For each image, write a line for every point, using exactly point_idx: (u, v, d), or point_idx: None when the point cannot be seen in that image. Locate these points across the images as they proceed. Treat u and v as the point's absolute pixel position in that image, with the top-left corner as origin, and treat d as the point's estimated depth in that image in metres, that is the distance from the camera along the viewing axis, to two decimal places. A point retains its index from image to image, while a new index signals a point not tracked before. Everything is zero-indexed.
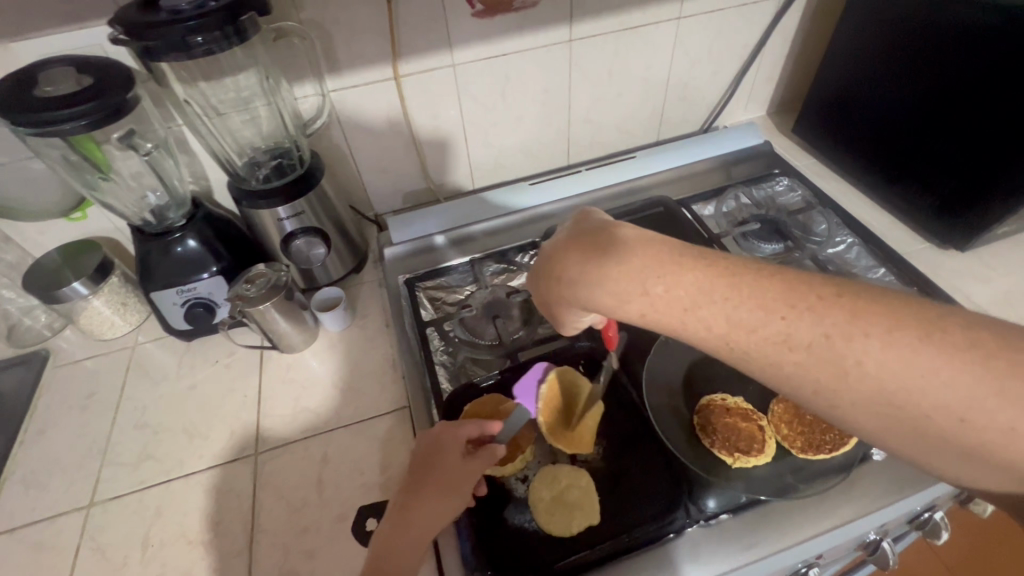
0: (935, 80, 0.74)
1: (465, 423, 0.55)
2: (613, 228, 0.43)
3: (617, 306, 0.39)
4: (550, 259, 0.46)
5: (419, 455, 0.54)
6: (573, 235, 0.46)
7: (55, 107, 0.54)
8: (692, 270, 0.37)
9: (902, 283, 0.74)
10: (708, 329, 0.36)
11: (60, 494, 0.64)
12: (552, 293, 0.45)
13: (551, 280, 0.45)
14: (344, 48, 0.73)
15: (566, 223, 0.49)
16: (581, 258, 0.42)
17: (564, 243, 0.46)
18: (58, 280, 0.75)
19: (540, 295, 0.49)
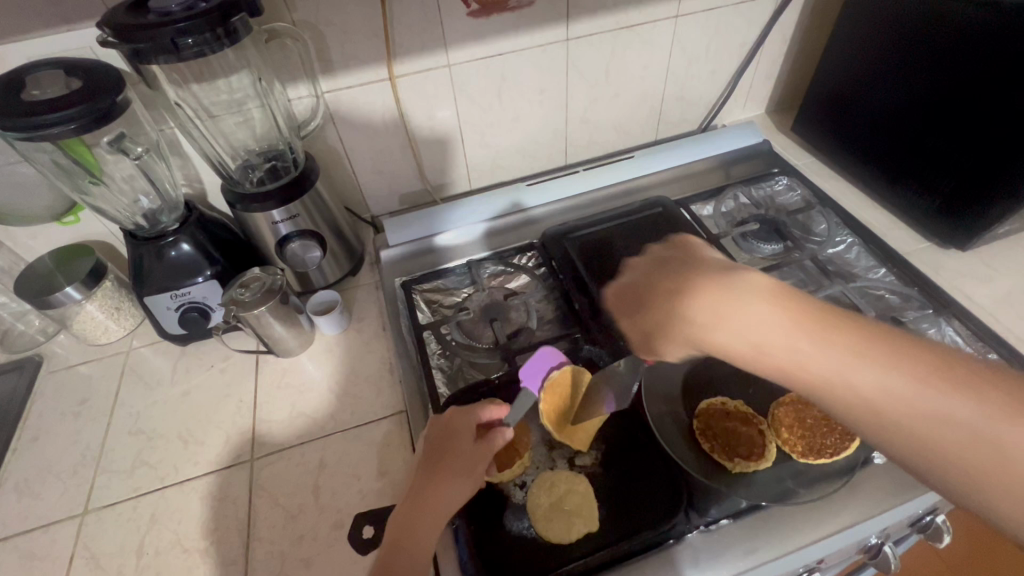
0: (935, 79, 0.73)
1: (476, 406, 0.55)
2: (737, 270, 0.42)
3: (754, 354, 0.39)
4: (660, 287, 0.46)
5: (432, 438, 0.53)
6: (689, 266, 0.46)
7: (43, 111, 0.53)
8: (843, 332, 0.37)
9: (903, 283, 0.73)
10: (856, 394, 0.35)
11: (54, 502, 0.64)
12: (656, 323, 0.45)
13: (659, 310, 0.44)
14: (338, 49, 0.72)
15: (675, 260, 0.47)
16: (710, 293, 0.41)
17: (680, 273, 0.45)
18: (51, 285, 0.75)
19: (630, 321, 0.49)
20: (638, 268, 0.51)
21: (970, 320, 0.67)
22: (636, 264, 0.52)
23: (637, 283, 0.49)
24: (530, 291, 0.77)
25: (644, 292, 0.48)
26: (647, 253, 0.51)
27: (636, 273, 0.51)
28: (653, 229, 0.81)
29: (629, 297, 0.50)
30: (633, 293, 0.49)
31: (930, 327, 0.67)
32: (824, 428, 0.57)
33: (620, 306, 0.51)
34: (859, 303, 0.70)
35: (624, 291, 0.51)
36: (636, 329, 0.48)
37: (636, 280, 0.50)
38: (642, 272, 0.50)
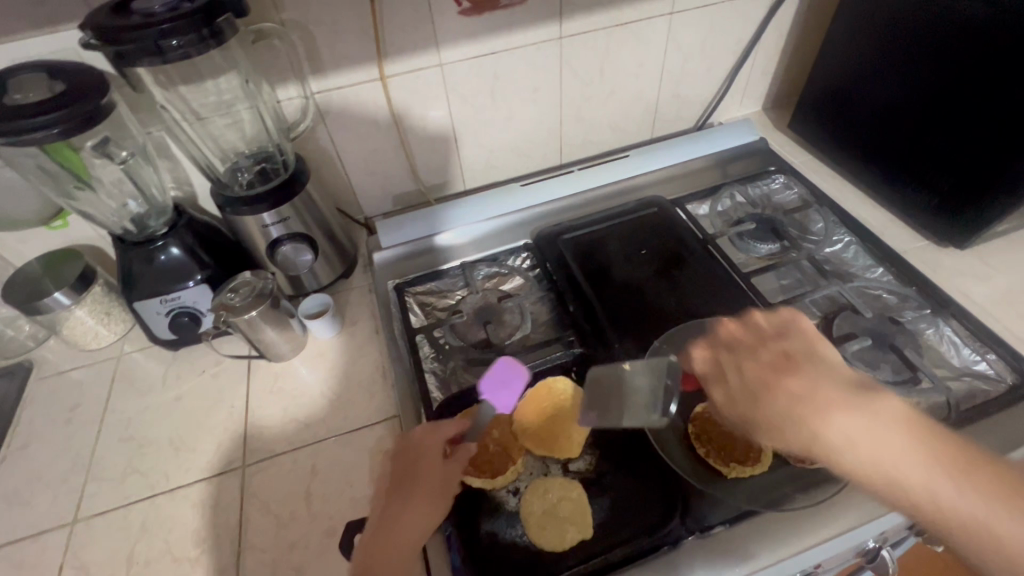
0: (933, 75, 0.72)
1: (440, 424, 0.54)
2: (874, 392, 0.41)
3: (889, 482, 0.39)
4: (783, 385, 0.43)
5: (399, 461, 0.53)
6: (810, 364, 0.44)
7: (25, 115, 0.52)
8: (979, 470, 0.38)
9: (901, 283, 0.72)
10: (991, 534, 0.36)
11: (44, 510, 0.63)
12: (769, 420, 0.43)
13: (781, 411, 0.43)
14: (328, 49, 0.71)
15: (795, 359, 0.45)
16: (846, 412, 0.40)
17: (804, 372, 0.43)
18: (40, 290, 0.74)
19: (728, 402, 0.46)
20: (742, 344, 0.47)
21: (969, 319, 0.66)
22: (735, 336, 0.48)
23: (746, 366, 0.46)
24: (524, 293, 0.76)
25: (755, 378, 0.45)
26: (751, 327, 0.48)
27: (739, 350, 0.47)
28: (648, 230, 0.81)
29: (733, 376, 0.46)
30: (743, 375, 0.45)
31: (927, 327, 0.67)
32: None
33: (715, 379, 0.48)
34: (856, 303, 0.69)
35: (723, 364, 0.47)
36: (735, 414, 0.46)
37: (745, 360, 0.46)
38: (750, 352, 0.46)
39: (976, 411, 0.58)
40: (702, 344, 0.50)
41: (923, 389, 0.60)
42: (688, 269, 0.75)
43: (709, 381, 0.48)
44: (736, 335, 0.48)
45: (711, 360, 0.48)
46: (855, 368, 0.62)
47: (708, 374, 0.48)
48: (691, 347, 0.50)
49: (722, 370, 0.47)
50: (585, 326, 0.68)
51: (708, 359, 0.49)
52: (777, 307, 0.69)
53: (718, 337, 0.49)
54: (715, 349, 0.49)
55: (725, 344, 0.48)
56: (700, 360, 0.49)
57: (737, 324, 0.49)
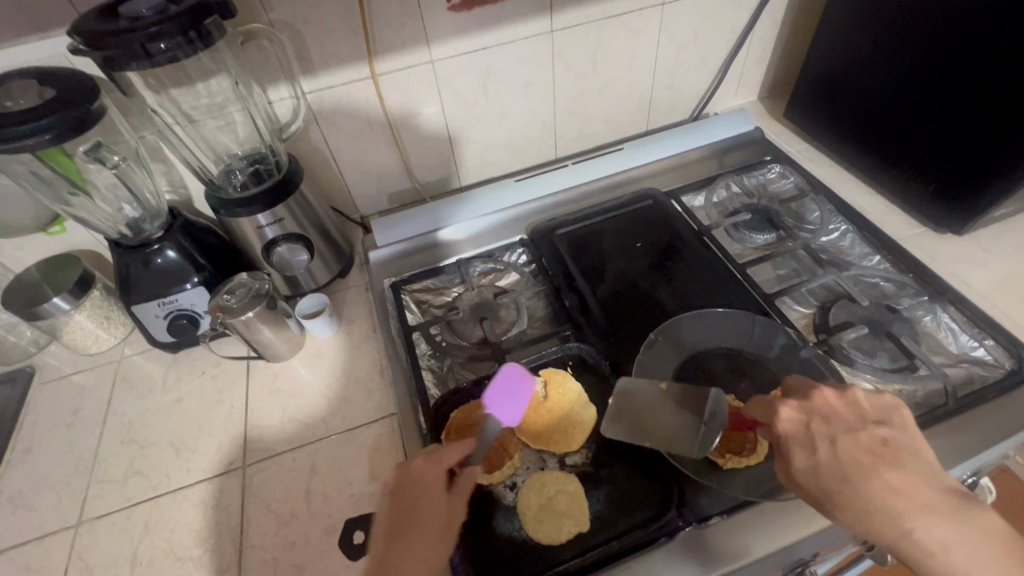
0: (928, 59, 0.71)
1: (440, 452, 0.51)
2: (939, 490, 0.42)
3: None
4: (879, 473, 0.43)
5: (398, 494, 0.49)
6: (912, 458, 0.43)
7: (15, 122, 0.52)
8: None
9: (898, 270, 0.72)
10: None
11: (49, 512, 0.64)
12: (856, 504, 0.42)
13: (871, 496, 0.42)
14: (318, 48, 0.71)
15: (893, 448, 0.44)
16: (941, 517, 0.40)
17: (905, 466, 0.43)
18: (39, 296, 0.75)
19: (808, 471, 0.46)
20: (840, 420, 0.47)
21: (967, 305, 0.66)
22: (832, 407, 0.48)
23: (840, 442, 0.45)
24: (519, 289, 0.76)
25: (849, 458, 0.44)
26: (852, 404, 0.48)
27: (835, 425, 0.47)
28: (644, 224, 0.80)
29: (823, 447, 0.46)
30: (836, 449, 0.45)
31: (924, 314, 0.67)
32: None
33: (800, 444, 0.47)
34: (853, 291, 0.69)
35: (816, 433, 0.47)
36: (812, 484, 0.45)
37: (840, 435, 0.46)
38: (848, 430, 0.46)
39: (975, 397, 0.58)
40: (795, 405, 0.49)
41: (920, 376, 0.60)
42: (683, 262, 0.74)
43: (795, 444, 0.47)
44: (834, 409, 0.48)
45: (801, 424, 0.48)
46: (852, 357, 0.62)
47: (795, 435, 0.47)
48: (780, 404, 0.49)
49: (813, 438, 0.46)
50: (581, 321, 0.69)
51: (798, 420, 0.48)
52: (774, 297, 0.69)
53: (813, 406, 0.49)
54: (807, 416, 0.48)
55: (819, 414, 0.48)
56: (789, 419, 0.48)
57: (835, 398, 0.49)
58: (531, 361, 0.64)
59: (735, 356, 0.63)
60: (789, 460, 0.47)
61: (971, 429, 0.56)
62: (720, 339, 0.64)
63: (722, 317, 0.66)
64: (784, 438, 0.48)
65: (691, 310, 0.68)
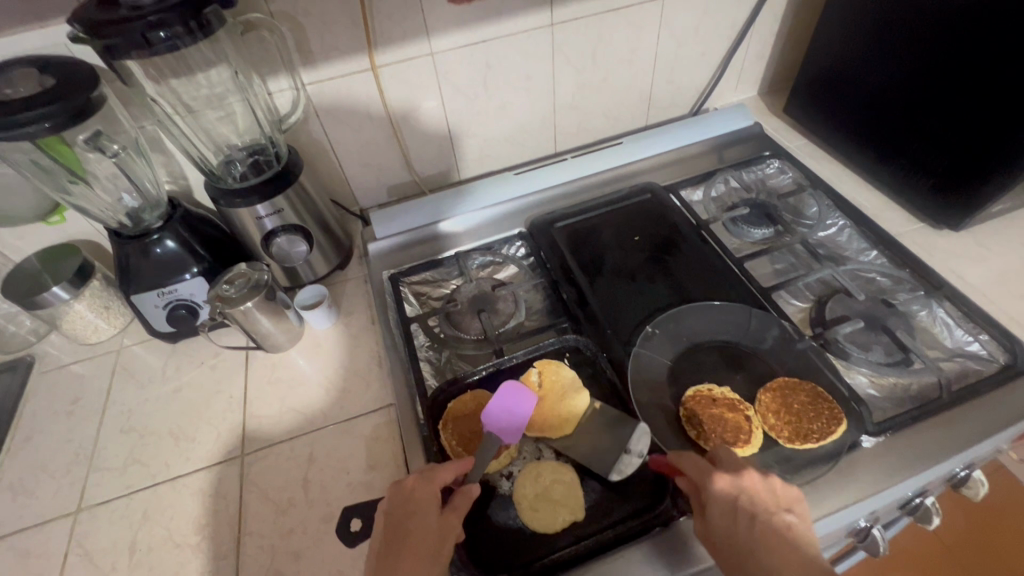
0: (927, 55, 0.72)
1: (435, 470, 0.51)
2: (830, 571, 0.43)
3: None
4: (786, 559, 0.43)
5: (390, 515, 0.49)
6: (812, 549, 0.44)
7: (15, 110, 0.52)
8: None
9: (895, 265, 0.72)
10: None
11: (49, 499, 0.64)
12: None
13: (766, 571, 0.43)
14: (318, 40, 0.71)
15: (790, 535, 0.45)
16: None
17: (809, 553, 0.44)
18: (39, 285, 0.75)
19: (725, 544, 0.46)
20: (762, 500, 0.47)
21: (962, 300, 0.66)
22: (757, 485, 0.48)
23: (759, 520, 0.45)
24: (518, 282, 0.77)
25: (758, 534, 0.45)
26: (772, 485, 0.48)
27: (758, 503, 0.47)
28: (642, 218, 0.81)
29: (740, 518, 0.46)
30: (752, 524, 0.45)
31: (920, 309, 0.67)
32: (810, 413, 0.57)
33: (721, 510, 0.47)
34: (849, 286, 0.69)
35: (739, 506, 0.47)
36: (720, 550, 0.46)
37: (758, 513, 0.46)
38: (766, 511, 0.46)
39: (968, 391, 0.58)
40: (727, 477, 0.48)
41: (915, 370, 0.60)
42: (680, 256, 0.75)
43: (719, 514, 0.46)
44: (758, 487, 0.48)
45: (729, 494, 0.47)
46: (848, 350, 0.63)
47: (720, 501, 0.47)
48: (717, 471, 0.49)
49: (735, 509, 0.46)
50: (578, 314, 0.69)
51: (727, 491, 0.47)
52: (771, 292, 0.70)
53: (746, 479, 0.48)
54: (736, 489, 0.47)
55: (747, 488, 0.48)
56: (719, 487, 0.48)
57: (760, 476, 0.48)
58: (528, 352, 0.64)
59: (731, 349, 0.63)
60: (707, 526, 0.47)
61: (963, 422, 0.56)
62: (717, 332, 0.65)
63: (719, 311, 0.66)
64: (708, 502, 0.47)
65: (688, 304, 0.68)
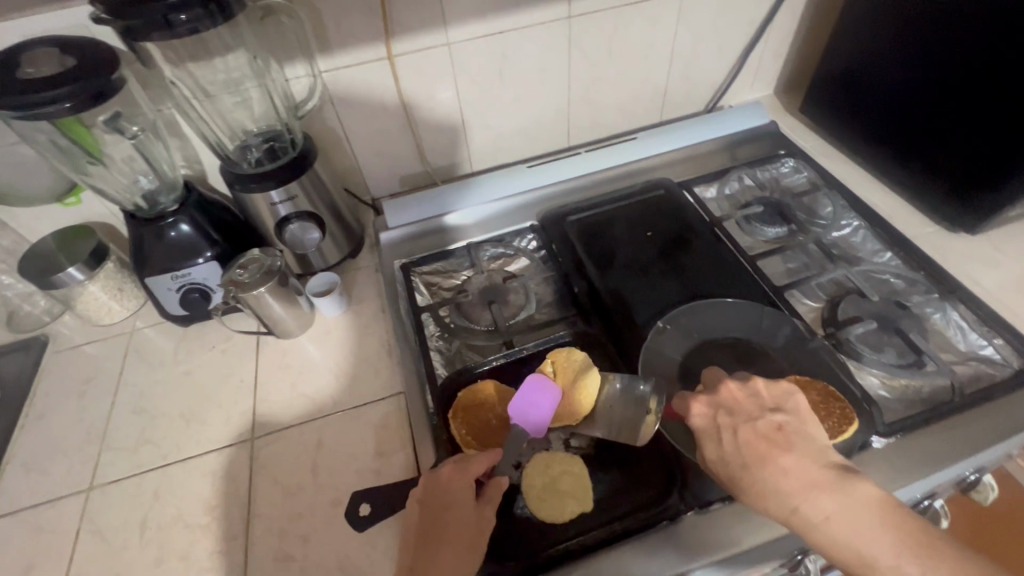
0: (947, 55, 0.71)
1: (470, 461, 0.51)
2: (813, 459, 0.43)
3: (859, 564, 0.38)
4: (773, 459, 0.43)
5: (426, 503, 0.50)
6: (802, 441, 0.44)
7: (37, 89, 0.53)
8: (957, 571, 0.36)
9: (909, 267, 0.71)
10: None
11: (62, 477, 0.65)
12: (755, 487, 0.43)
13: (764, 483, 0.43)
14: (335, 27, 0.71)
15: (772, 430, 0.45)
16: (827, 494, 0.41)
17: (795, 449, 0.44)
18: (54, 265, 0.76)
19: (718, 462, 0.46)
20: (741, 409, 0.47)
21: (977, 304, 0.66)
22: (735, 399, 0.48)
23: (741, 431, 0.46)
24: (529, 274, 0.77)
25: (747, 448, 0.45)
26: (753, 394, 0.48)
27: (738, 416, 0.47)
28: (654, 214, 0.80)
29: (726, 439, 0.46)
30: (737, 439, 0.45)
31: (934, 311, 0.67)
32: (823, 412, 0.56)
33: (708, 436, 0.47)
34: (862, 287, 0.69)
35: (720, 425, 0.47)
36: (723, 475, 0.46)
37: (740, 425, 0.46)
38: (748, 419, 0.46)
39: (980, 394, 0.58)
40: (703, 401, 0.49)
41: (926, 372, 0.60)
42: (692, 252, 0.74)
43: (703, 437, 0.48)
44: (737, 399, 0.48)
45: (708, 418, 0.48)
46: (860, 350, 0.63)
47: (704, 429, 0.48)
48: (692, 401, 0.50)
49: (718, 430, 0.47)
50: (589, 308, 0.69)
51: (706, 415, 0.48)
52: (783, 291, 0.69)
53: (720, 398, 0.49)
54: (713, 409, 0.48)
55: (724, 407, 0.48)
56: (697, 414, 0.49)
57: (738, 386, 0.49)
58: (539, 344, 0.64)
59: (743, 346, 0.63)
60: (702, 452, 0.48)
61: (975, 426, 0.56)
62: (728, 329, 0.65)
63: (731, 308, 0.66)
64: (696, 432, 0.48)
65: (700, 300, 0.68)
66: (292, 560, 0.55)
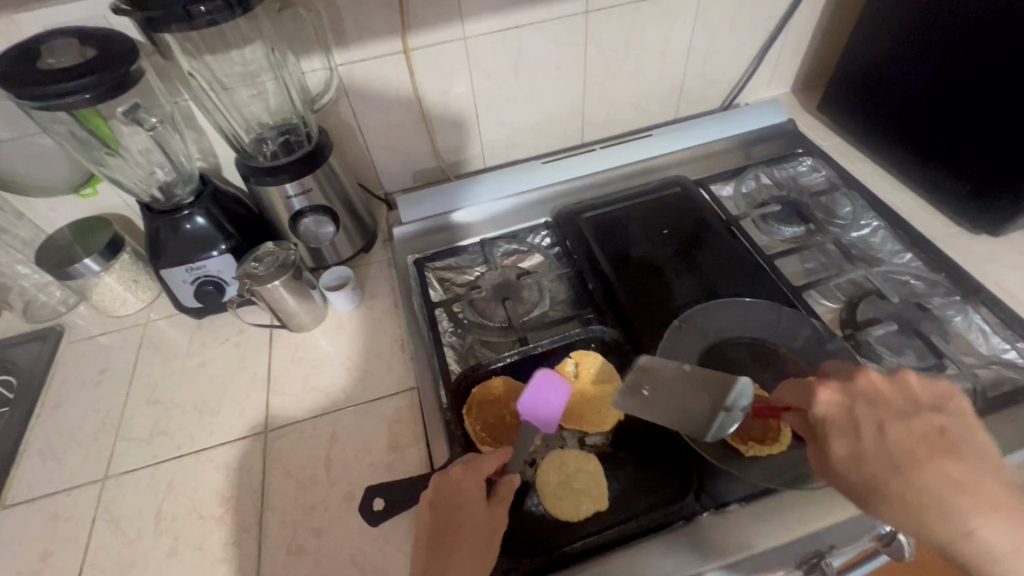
0: (971, 54, 0.69)
1: (481, 460, 0.51)
2: (976, 472, 0.38)
3: None
4: (936, 467, 0.38)
5: (437, 505, 0.49)
6: (970, 451, 0.39)
7: (58, 80, 0.53)
8: None
9: (930, 268, 0.70)
10: None
11: (77, 466, 0.66)
12: (905, 496, 0.38)
13: (924, 485, 0.38)
14: (352, 21, 0.71)
15: (929, 433, 0.40)
16: (1004, 517, 0.36)
17: (965, 457, 0.39)
18: (71, 256, 0.76)
19: (847, 460, 0.42)
20: (886, 401, 0.44)
21: (1000, 307, 0.65)
22: (877, 389, 0.45)
23: (893, 429, 0.41)
24: (542, 271, 0.76)
25: (899, 446, 0.40)
26: (900, 387, 0.44)
27: (878, 406, 0.43)
28: (669, 213, 0.80)
29: (865, 432, 0.42)
30: (885, 438, 0.41)
31: (955, 314, 0.65)
32: None
33: (838, 426, 0.44)
34: (882, 288, 0.68)
35: (851, 416, 0.44)
36: (854, 476, 0.41)
37: (891, 422, 0.42)
38: (898, 415, 0.42)
39: (1003, 399, 0.57)
40: (834, 387, 0.45)
41: (948, 376, 0.59)
42: (707, 251, 0.74)
43: (833, 429, 0.44)
44: (878, 389, 0.45)
45: (837, 405, 0.45)
46: (879, 353, 0.62)
47: (831, 416, 0.44)
48: (818, 387, 0.46)
49: (852, 423, 0.43)
50: (603, 306, 0.69)
51: (835, 402, 0.45)
52: (801, 291, 0.68)
53: (855, 387, 0.45)
54: (844, 396, 0.45)
55: (860, 394, 0.45)
56: (826, 400, 0.45)
57: (881, 376, 0.46)
58: (553, 342, 0.64)
59: (760, 346, 0.62)
60: (826, 446, 0.44)
61: (998, 431, 0.55)
62: (744, 328, 0.64)
63: (747, 307, 0.65)
64: (820, 417, 0.45)
65: (715, 299, 0.67)
66: (306, 554, 0.55)
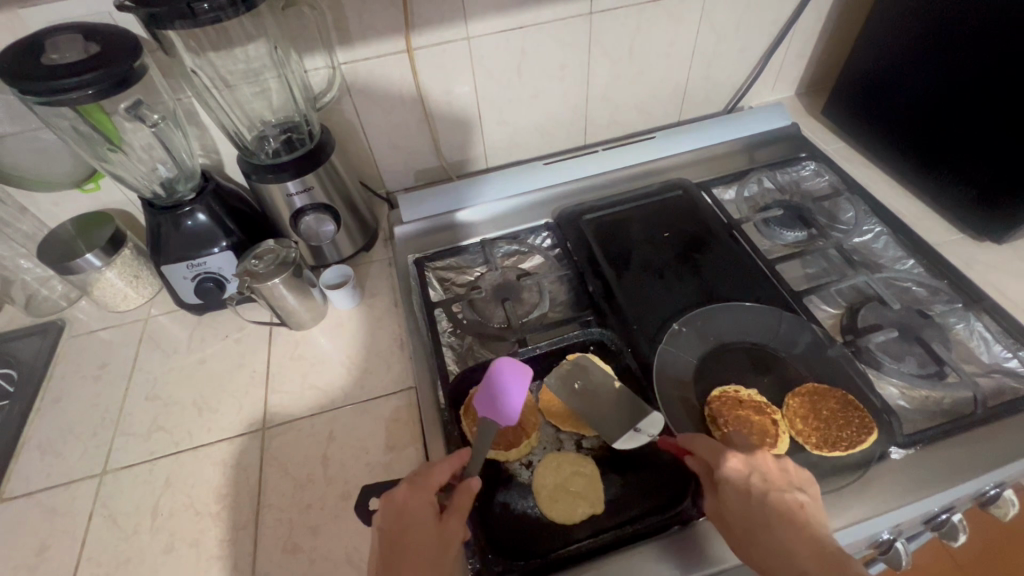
0: (978, 60, 0.69)
1: (427, 474, 0.50)
2: (819, 541, 0.42)
3: None
4: (787, 530, 0.43)
5: (386, 532, 0.46)
6: (821, 526, 0.44)
7: (61, 75, 0.53)
8: None
9: (932, 275, 0.70)
10: None
11: (75, 461, 0.66)
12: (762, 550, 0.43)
13: (773, 548, 0.43)
14: (356, 19, 0.71)
15: (791, 505, 0.45)
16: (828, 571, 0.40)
17: (815, 529, 0.43)
18: (73, 250, 0.76)
19: (729, 513, 0.46)
20: (772, 475, 0.47)
21: (1003, 315, 0.64)
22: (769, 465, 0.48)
23: (769, 494, 0.45)
24: (543, 272, 0.76)
25: (768, 509, 0.45)
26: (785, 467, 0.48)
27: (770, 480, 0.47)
28: (670, 216, 0.79)
29: (747, 492, 0.46)
30: (761, 500, 0.45)
31: (957, 322, 0.65)
32: (840, 420, 0.56)
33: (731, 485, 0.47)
34: (883, 294, 0.67)
35: (750, 482, 0.47)
36: (732, 527, 0.46)
37: (772, 490, 0.46)
38: (776, 485, 0.46)
39: (1004, 407, 0.56)
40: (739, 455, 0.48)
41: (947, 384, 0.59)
42: (708, 254, 0.73)
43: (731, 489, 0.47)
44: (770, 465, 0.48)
45: (742, 474, 0.47)
46: (879, 359, 0.61)
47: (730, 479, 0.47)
48: (727, 453, 0.48)
49: (748, 488, 0.46)
50: (603, 308, 0.69)
51: (740, 471, 0.47)
52: (802, 296, 0.68)
53: (756, 460, 0.48)
54: (748, 467, 0.47)
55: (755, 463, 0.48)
56: (733, 469, 0.47)
57: (774, 458, 0.48)
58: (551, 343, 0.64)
59: (759, 351, 0.62)
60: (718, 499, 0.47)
61: (997, 440, 0.55)
62: (744, 332, 0.64)
63: (746, 311, 0.65)
64: (721, 481, 0.47)
65: (715, 303, 0.67)
66: (301, 552, 0.55)
